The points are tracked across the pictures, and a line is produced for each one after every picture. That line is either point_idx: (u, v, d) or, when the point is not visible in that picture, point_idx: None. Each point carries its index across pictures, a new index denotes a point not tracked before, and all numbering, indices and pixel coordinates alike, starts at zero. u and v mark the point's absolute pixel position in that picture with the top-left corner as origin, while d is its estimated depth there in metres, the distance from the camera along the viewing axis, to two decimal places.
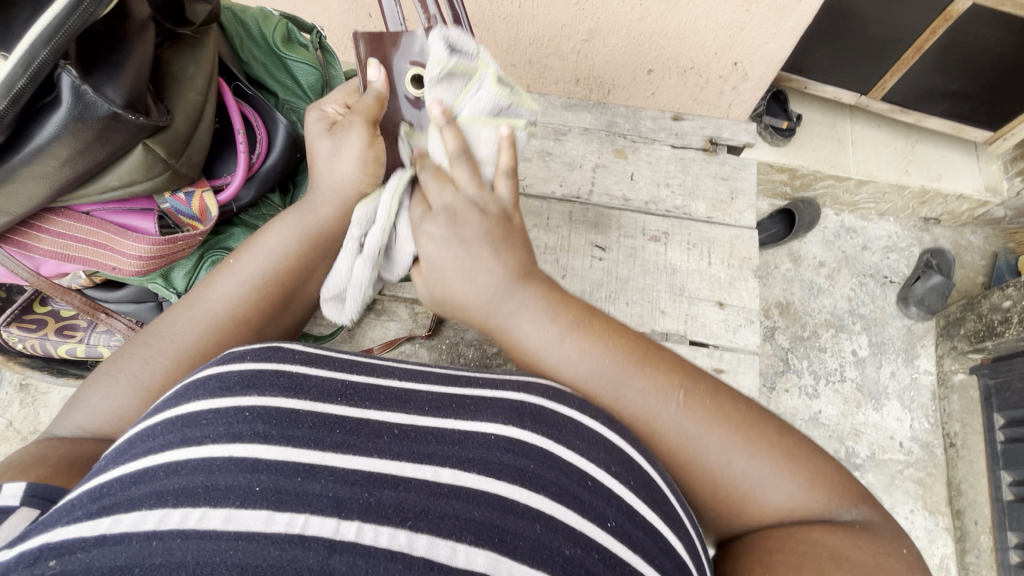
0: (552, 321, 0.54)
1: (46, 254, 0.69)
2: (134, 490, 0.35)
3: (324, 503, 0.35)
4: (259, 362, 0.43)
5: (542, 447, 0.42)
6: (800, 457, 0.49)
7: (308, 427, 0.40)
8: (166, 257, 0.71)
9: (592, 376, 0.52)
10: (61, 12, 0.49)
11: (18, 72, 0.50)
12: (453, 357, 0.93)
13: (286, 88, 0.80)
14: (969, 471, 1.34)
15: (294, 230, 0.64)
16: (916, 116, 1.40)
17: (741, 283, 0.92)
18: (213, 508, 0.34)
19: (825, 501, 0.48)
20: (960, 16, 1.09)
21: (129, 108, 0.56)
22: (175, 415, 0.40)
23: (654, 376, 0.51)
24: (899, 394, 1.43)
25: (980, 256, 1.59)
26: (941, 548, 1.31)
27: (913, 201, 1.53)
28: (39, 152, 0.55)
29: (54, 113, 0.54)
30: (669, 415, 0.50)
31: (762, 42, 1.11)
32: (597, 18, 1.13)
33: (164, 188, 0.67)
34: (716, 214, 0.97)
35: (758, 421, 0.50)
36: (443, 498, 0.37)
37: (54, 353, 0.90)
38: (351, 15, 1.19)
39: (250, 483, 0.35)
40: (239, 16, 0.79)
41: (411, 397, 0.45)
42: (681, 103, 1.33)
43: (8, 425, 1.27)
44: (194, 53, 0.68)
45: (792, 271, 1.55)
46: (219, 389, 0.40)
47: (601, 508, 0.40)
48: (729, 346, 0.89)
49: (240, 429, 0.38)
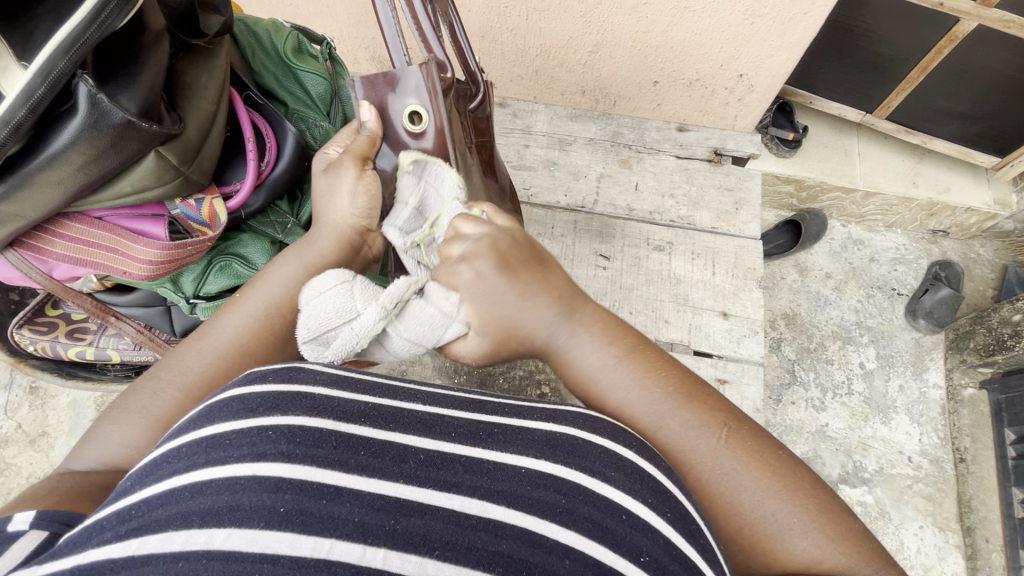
0: (607, 347, 0.54)
1: (59, 258, 0.70)
2: (161, 511, 0.35)
3: (349, 528, 0.35)
4: (281, 383, 0.42)
5: (575, 481, 0.42)
6: (829, 511, 0.49)
7: (332, 448, 0.40)
8: (176, 262, 0.72)
9: (643, 405, 0.52)
10: (79, 24, 0.51)
11: (38, 81, 0.51)
12: (457, 364, 0.93)
13: (295, 98, 0.82)
14: (980, 487, 1.31)
15: (295, 266, 0.61)
16: (922, 137, 1.40)
17: (745, 294, 0.92)
18: (238, 529, 0.34)
19: (850, 557, 0.47)
20: (966, 36, 1.10)
21: (143, 116, 0.58)
22: (199, 436, 0.39)
23: (703, 413, 0.52)
24: (907, 407, 1.41)
25: (989, 269, 1.58)
26: (952, 566, 1.28)
27: (921, 213, 1.53)
28: (55, 158, 0.57)
29: (70, 121, 0.55)
30: (704, 450, 0.50)
31: (768, 55, 1.12)
32: (602, 30, 1.14)
33: (175, 195, 0.68)
34: (720, 224, 0.97)
35: (798, 479, 0.50)
36: (471, 530, 0.38)
37: (64, 355, 0.91)
38: (362, 27, 1.22)
39: (274, 503, 0.35)
40: (251, 27, 0.80)
41: (437, 422, 0.45)
42: (685, 114, 1.34)
43: (17, 427, 1.28)
44: (207, 62, 0.69)
45: (798, 283, 1.54)
46: (243, 410, 0.40)
47: (632, 540, 0.40)
48: (733, 356, 0.88)
49: (265, 449, 0.38)
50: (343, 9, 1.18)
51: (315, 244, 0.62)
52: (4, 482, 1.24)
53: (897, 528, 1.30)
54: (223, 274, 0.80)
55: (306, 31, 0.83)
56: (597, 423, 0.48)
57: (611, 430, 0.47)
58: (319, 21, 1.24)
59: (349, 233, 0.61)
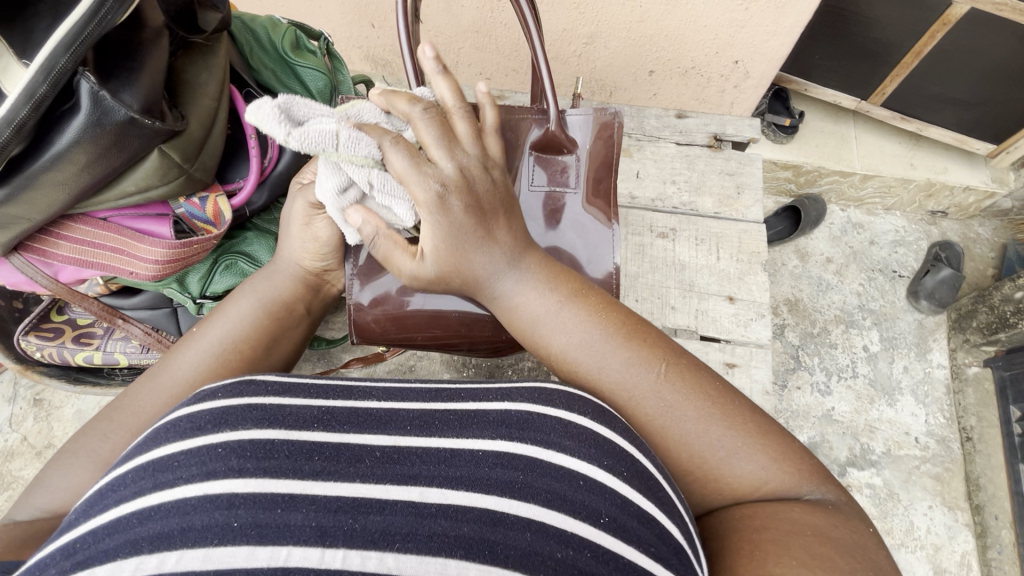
0: (547, 293, 0.58)
1: (65, 261, 0.70)
2: (107, 542, 0.36)
3: (307, 533, 0.37)
4: (229, 399, 0.44)
5: (531, 456, 0.44)
6: (784, 455, 0.51)
7: (286, 457, 0.41)
8: (182, 260, 0.72)
9: (582, 344, 0.56)
10: (79, 21, 0.51)
11: (40, 79, 0.51)
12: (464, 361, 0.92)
13: (295, 94, 0.82)
14: (987, 465, 1.32)
15: (254, 302, 0.65)
16: (918, 124, 1.40)
17: (750, 278, 0.91)
18: (190, 549, 0.35)
19: (791, 476, 0.50)
20: (958, 20, 1.10)
21: (146, 113, 0.58)
22: (146, 461, 0.41)
23: (641, 349, 0.55)
24: (912, 388, 1.42)
25: (989, 248, 1.58)
26: (962, 545, 1.28)
27: (919, 194, 1.53)
28: (60, 158, 0.56)
29: (74, 119, 0.55)
30: (647, 385, 0.53)
31: (763, 40, 1.12)
32: (597, 22, 1.14)
33: (178, 193, 0.68)
34: (723, 209, 0.97)
35: (733, 408, 0.53)
36: (430, 518, 0.39)
37: (71, 361, 0.90)
38: (356, 25, 1.22)
39: (226, 519, 0.37)
40: (248, 24, 0.80)
41: (392, 416, 0.47)
42: (682, 102, 1.35)
43: (23, 440, 1.28)
44: (206, 59, 0.69)
45: (800, 268, 1.54)
46: (189, 430, 0.42)
47: (592, 504, 0.42)
48: (741, 340, 0.88)
49: (214, 466, 0.39)
50: (336, 8, 1.18)
51: (275, 282, 0.67)
52: (11, 495, 1.24)
53: (906, 509, 1.30)
54: (228, 274, 0.79)
55: (304, 27, 0.83)
56: (559, 395, 0.49)
57: (570, 399, 0.49)
58: (312, 19, 1.23)
59: (304, 272, 0.68)
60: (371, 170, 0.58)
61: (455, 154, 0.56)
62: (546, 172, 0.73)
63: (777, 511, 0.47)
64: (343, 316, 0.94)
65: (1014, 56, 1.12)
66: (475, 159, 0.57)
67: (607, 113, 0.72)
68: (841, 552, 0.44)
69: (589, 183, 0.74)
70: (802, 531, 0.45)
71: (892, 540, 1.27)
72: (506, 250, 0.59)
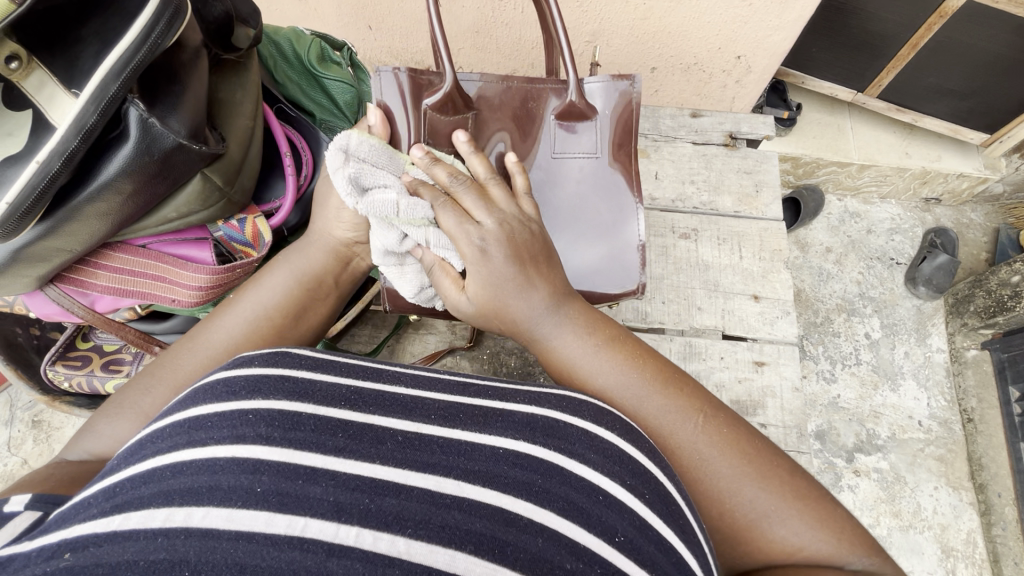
0: (586, 340, 0.59)
1: (104, 290, 0.69)
2: (143, 489, 0.35)
3: (324, 507, 0.36)
4: (265, 366, 0.44)
5: (552, 462, 0.44)
6: (827, 519, 0.51)
7: (310, 430, 0.40)
8: (224, 285, 0.70)
9: (619, 389, 0.56)
10: (129, 47, 0.49)
11: (91, 108, 0.49)
12: (494, 367, 0.92)
13: (320, 106, 0.80)
14: (989, 445, 1.35)
15: (290, 276, 0.65)
16: (915, 115, 1.43)
17: (773, 275, 0.92)
18: (216, 507, 0.34)
19: (831, 543, 0.50)
20: (955, 13, 1.11)
21: (193, 138, 0.56)
22: (184, 419, 0.41)
23: (677, 398, 0.55)
24: (914, 372, 1.45)
25: (982, 233, 1.62)
26: (968, 523, 1.32)
27: (914, 182, 1.56)
28: (104, 186, 0.54)
29: (121, 148, 0.53)
30: (688, 434, 0.54)
31: (765, 35, 1.12)
32: (600, 19, 1.13)
33: (216, 217, 0.67)
34: (743, 208, 0.98)
35: (772, 465, 0.53)
36: (444, 509, 0.38)
37: (101, 390, 0.87)
38: (358, 27, 1.21)
39: (250, 484, 0.36)
40: (272, 37, 0.79)
41: (417, 404, 0.46)
42: (684, 98, 1.35)
43: (24, 463, 1.24)
44: (240, 77, 0.67)
45: (801, 258, 1.57)
46: (226, 394, 0.42)
47: (608, 521, 0.41)
48: (768, 338, 0.89)
49: (244, 431, 0.39)
50: (334, 10, 1.16)
51: (310, 264, 0.67)
52: None
53: (913, 491, 1.34)
54: None
55: (328, 37, 0.82)
56: (585, 406, 0.50)
57: (597, 414, 0.50)
58: (314, 23, 1.20)
59: (337, 246, 0.68)
60: (428, 230, 0.63)
61: (493, 211, 0.60)
62: (568, 139, 0.73)
63: None
64: (368, 330, 0.94)
65: (1010, 46, 1.14)
66: (513, 214, 0.62)
67: (625, 78, 0.71)
68: None
69: (613, 150, 0.74)
70: None
71: (900, 522, 1.31)
72: (552, 294, 0.60)
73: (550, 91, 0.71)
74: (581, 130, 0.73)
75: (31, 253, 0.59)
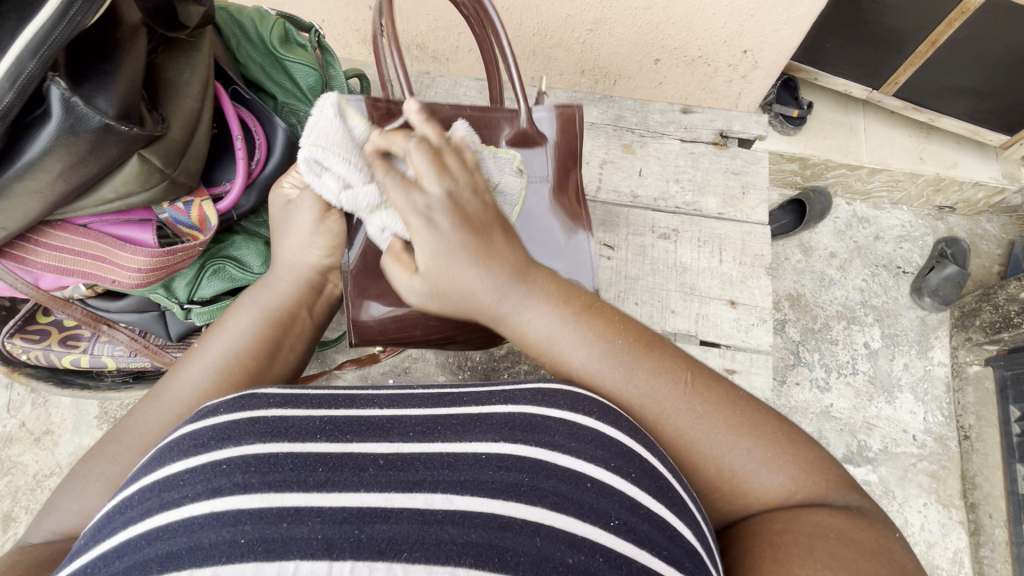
0: (557, 312, 0.52)
1: (45, 267, 0.70)
2: (116, 564, 0.34)
3: (314, 546, 0.34)
4: (232, 413, 0.42)
5: (537, 458, 0.42)
6: (817, 469, 0.48)
7: (289, 470, 0.39)
8: (166, 268, 0.71)
9: (598, 366, 0.51)
10: (46, 23, 0.49)
11: (6, 86, 0.49)
12: (459, 360, 0.92)
13: (284, 90, 0.82)
14: (983, 464, 1.32)
15: (253, 314, 0.63)
16: (930, 115, 1.37)
17: (753, 281, 0.90)
18: (199, 568, 0.33)
19: (819, 486, 0.48)
20: (977, 9, 1.05)
21: (122, 118, 0.56)
22: (151, 482, 0.39)
23: (657, 363, 0.51)
24: (912, 386, 1.41)
25: (995, 245, 1.56)
26: (955, 542, 1.29)
27: (927, 189, 1.51)
28: (31, 165, 0.55)
29: (45, 126, 0.54)
30: (669, 402, 0.50)
31: (772, 30, 1.08)
32: (602, 7, 1.09)
33: (161, 199, 0.67)
34: (727, 209, 0.95)
35: (759, 415, 0.50)
36: (437, 524, 0.37)
37: (58, 363, 0.91)
38: (352, 10, 1.19)
39: (234, 535, 0.35)
40: (234, 16, 0.78)
41: (392, 424, 0.45)
42: (688, 92, 1.31)
43: (20, 426, 1.28)
44: (188, 56, 0.68)
45: (802, 263, 1.52)
46: (194, 447, 0.40)
47: (603, 507, 0.40)
48: (741, 346, 0.87)
49: (219, 483, 0.38)
50: None
51: (273, 300, 0.64)
52: (10, 482, 1.24)
53: (901, 506, 1.31)
54: (216, 278, 0.80)
55: (293, 19, 0.82)
56: (562, 395, 0.47)
57: (574, 399, 0.47)
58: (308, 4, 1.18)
59: (310, 274, 0.66)
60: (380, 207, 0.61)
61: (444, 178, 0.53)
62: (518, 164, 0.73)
63: (801, 518, 0.45)
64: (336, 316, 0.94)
65: None
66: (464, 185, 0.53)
67: (570, 108, 0.72)
68: (866, 560, 0.42)
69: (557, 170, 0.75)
70: (825, 534, 0.43)
71: None
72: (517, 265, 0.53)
73: (502, 121, 0.71)
74: (531, 153, 0.74)
75: None
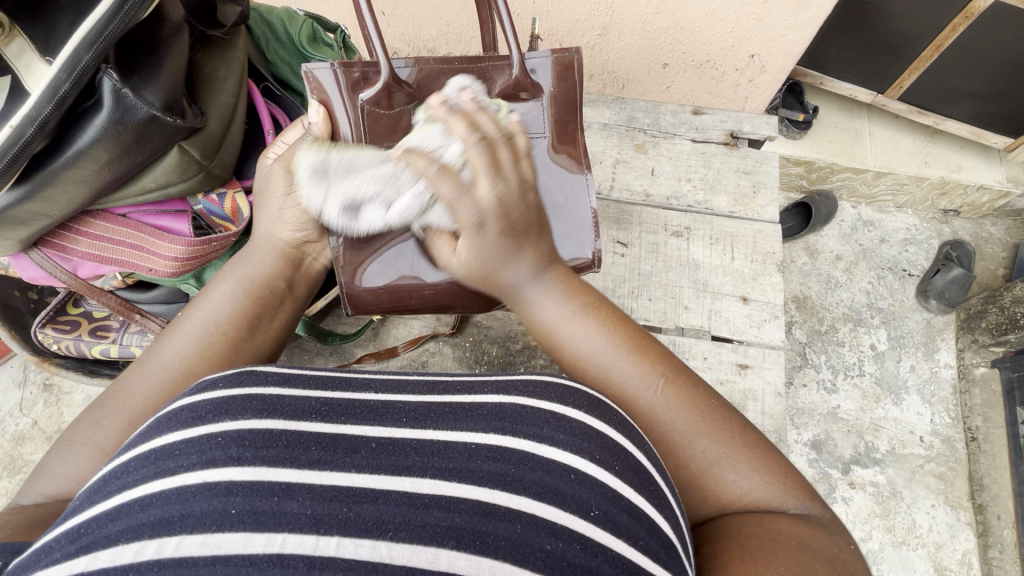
0: (564, 303, 0.60)
1: (84, 256, 0.72)
2: (111, 526, 0.35)
3: (302, 521, 0.35)
4: (230, 388, 0.43)
5: (523, 450, 0.43)
6: (775, 470, 0.53)
7: (283, 447, 0.40)
8: (201, 257, 0.73)
9: (592, 352, 0.58)
10: (103, 17, 0.51)
11: (64, 75, 0.52)
12: (476, 354, 0.93)
13: None
14: (991, 466, 1.32)
15: (234, 285, 0.64)
16: (934, 118, 1.38)
17: (765, 278, 0.91)
18: (189, 535, 0.34)
19: (777, 490, 0.52)
20: (982, 13, 1.07)
21: (167, 110, 0.58)
22: (148, 449, 0.40)
23: (642, 361, 0.56)
24: (918, 387, 1.42)
25: (1000, 247, 1.57)
26: (964, 543, 1.29)
27: (932, 193, 1.52)
28: (80, 155, 0.57)
29: (96, 116, 0.56)
30: (648, 400, 0.55)
31: (779, 34, 1.10)
32: (612, 12, 1.11)
33: (197, 189, 0.69)
34: (738, 208, 0.96)
35: (726, 420, 0.54)
36: (423, 509, 0.38)
37: (88, 353, 0.92)
38: None
39: (225, 506, 0.35)
40: (264, 16, 0.80)
41: (389, 409, 0.46)
42: (696, 96, 1.34)
43: (34, 424, 1.29)
44: (224, 53, 0.71)
45: (808, 265, 1.54)
46: (191, 418, 0.41)
47: (582, 497, 0.41)
48: (753, 341, 0.88)
49: (214, 454, 0.38)
50: None
51: (251, 271, 0.65)
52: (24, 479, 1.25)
53: (909, 508, 1.31)
54: None
55: (321, 18, 0.83)
56: (552, 389, 0.48)
57: (564, 394, 0.48)
58: (324, 8, 1.21)
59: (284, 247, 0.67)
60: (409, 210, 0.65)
61: (494, 181, 0.59)
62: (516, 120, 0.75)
63: (765, 524, 0.49)
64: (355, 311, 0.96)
65: None
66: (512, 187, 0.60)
67: (567, 52, 0.74)
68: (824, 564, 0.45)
69: (556, 126, 0.77)
70: (785, 541, 0.46)
71: (893, 537, 1.28)
72: (536, 261, 0.61)
73: (493, 69, 0.72)
74: (527, 107, 0.76)
75: (12, 216, 0.62)
